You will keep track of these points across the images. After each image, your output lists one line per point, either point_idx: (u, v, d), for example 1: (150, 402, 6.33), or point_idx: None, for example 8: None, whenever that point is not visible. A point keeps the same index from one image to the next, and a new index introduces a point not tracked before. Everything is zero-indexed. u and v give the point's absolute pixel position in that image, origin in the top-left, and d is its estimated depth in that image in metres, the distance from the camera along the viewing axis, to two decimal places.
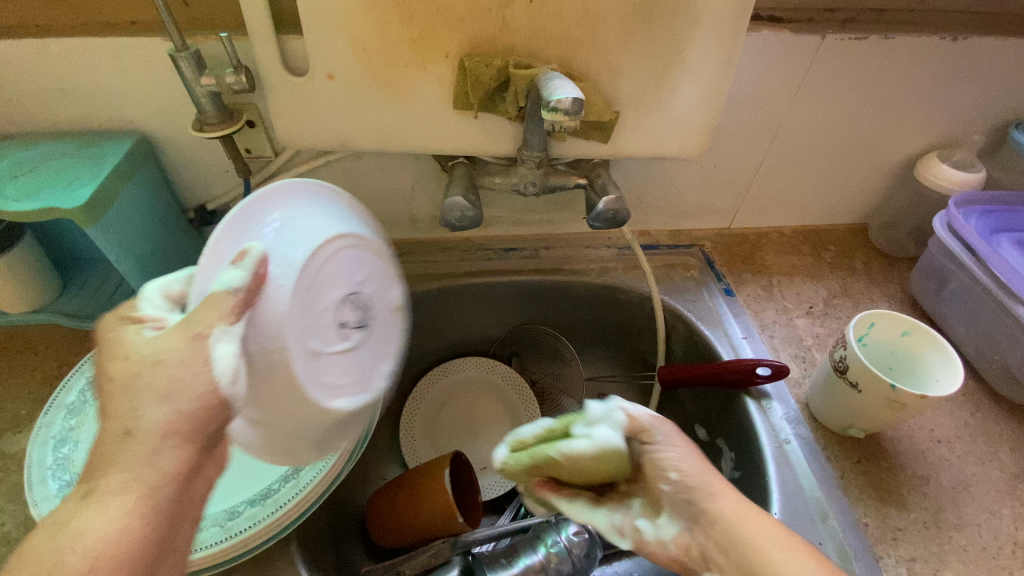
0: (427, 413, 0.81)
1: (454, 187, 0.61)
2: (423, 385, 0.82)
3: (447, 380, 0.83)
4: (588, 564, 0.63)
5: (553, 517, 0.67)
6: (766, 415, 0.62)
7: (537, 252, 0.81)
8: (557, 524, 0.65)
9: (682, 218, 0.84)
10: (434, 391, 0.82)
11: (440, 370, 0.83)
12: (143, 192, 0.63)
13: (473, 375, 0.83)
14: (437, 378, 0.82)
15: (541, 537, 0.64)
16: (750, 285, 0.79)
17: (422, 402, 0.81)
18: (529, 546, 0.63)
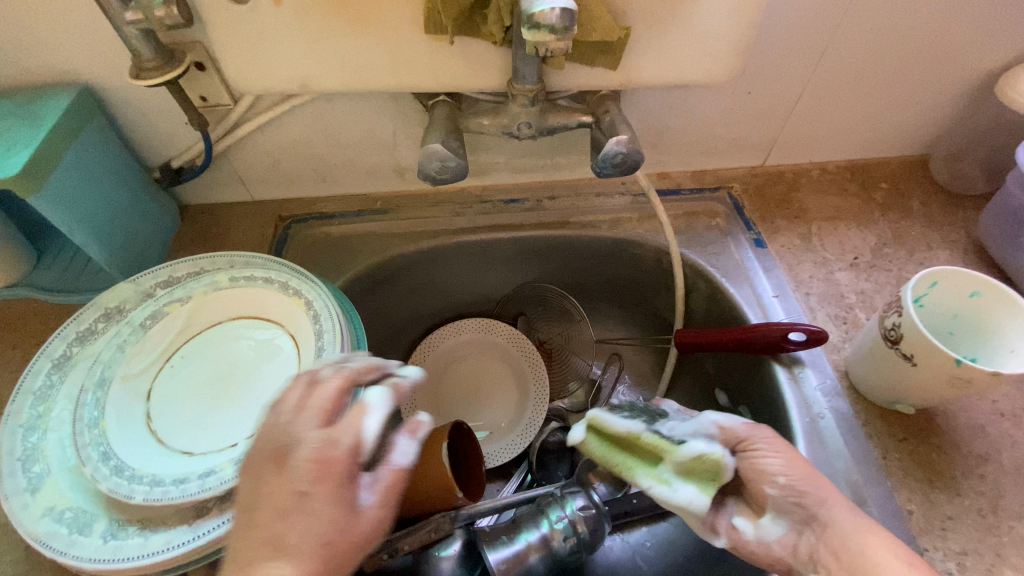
0: (428, 378, 0.76)
1: (434, 130, 0.52)
2: (422, 349, 0.76)
3: (448, 342, 0.77)
4: (594, 540, 0.60)
5: (558, 489, 0.63)
6: (798, 385, 0.56)
7: (540, 203, 0.72)
8: (563, 498, 0.62)
9: (708, 157, 0.73)
10: (434, 354, 0.77)
11: (440, 334, 0.77)
12: (95, 153, 0.56)
13: (474, 337, 0.78)
14: (438, 342, 0.77)
15: (545, 513, 0.61)
16: (785, 233, 0.69)
17: (423, 366, 0.76)
18: (533, 521, 0.60)
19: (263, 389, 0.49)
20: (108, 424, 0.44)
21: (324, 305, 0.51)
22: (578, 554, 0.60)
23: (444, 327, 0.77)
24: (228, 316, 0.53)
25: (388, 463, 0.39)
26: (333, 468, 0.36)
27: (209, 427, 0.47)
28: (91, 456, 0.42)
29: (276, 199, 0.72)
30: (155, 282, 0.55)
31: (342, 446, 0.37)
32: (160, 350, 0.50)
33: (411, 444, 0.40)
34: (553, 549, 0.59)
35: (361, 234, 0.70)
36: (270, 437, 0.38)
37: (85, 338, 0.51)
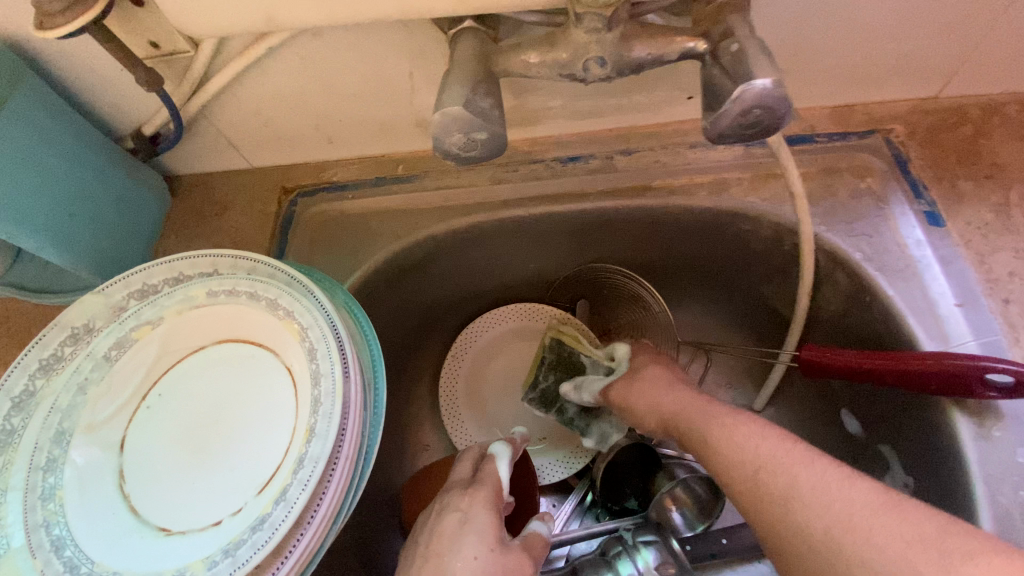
0: (468, 375, 0.63)
1: (455, 77, 0.34)
2: (463, 341, 0.63)
3: (490, 333, 0.64)
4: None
5: (628, 533, 0.51)
6: (991, 445, 0.40)
7: (610, 161, 0.53)
8: (634, 547, 0.50)
9: (859, 85, 0.50)
10: (475, 349, 0.64)
11: (480, 325, 0.63)
12: (33, 130, 0.43)
13: (517, 326, 0.64)
14: (480, 331, 0.64)
15: (611, 565, 0.50)
16: (975, 203, 0.47)
17: (462, 362, 0.63)
18: (596, 571, 0.50)
19: (252, 441, 0.38)
20: (68, 494, 0.36)
21: (321, 334, 0.38)
22: None
23: (487, 314, 0.63)
24: (213, 340, 0.42)
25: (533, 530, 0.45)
26: (481, 494, 0.41)
27: (189, 491, 0.37)
28: (44, 543, 0.34)
29: (278, 165, 0.58)
30: (128, 292, 0.42)
31: (485, 486, 0.42)
32: (132, 388, 0.40)
33: (542, 525, 0.46)
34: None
35: (381, 209, 0.55)
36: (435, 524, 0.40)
37: (51, 366, 0.40)
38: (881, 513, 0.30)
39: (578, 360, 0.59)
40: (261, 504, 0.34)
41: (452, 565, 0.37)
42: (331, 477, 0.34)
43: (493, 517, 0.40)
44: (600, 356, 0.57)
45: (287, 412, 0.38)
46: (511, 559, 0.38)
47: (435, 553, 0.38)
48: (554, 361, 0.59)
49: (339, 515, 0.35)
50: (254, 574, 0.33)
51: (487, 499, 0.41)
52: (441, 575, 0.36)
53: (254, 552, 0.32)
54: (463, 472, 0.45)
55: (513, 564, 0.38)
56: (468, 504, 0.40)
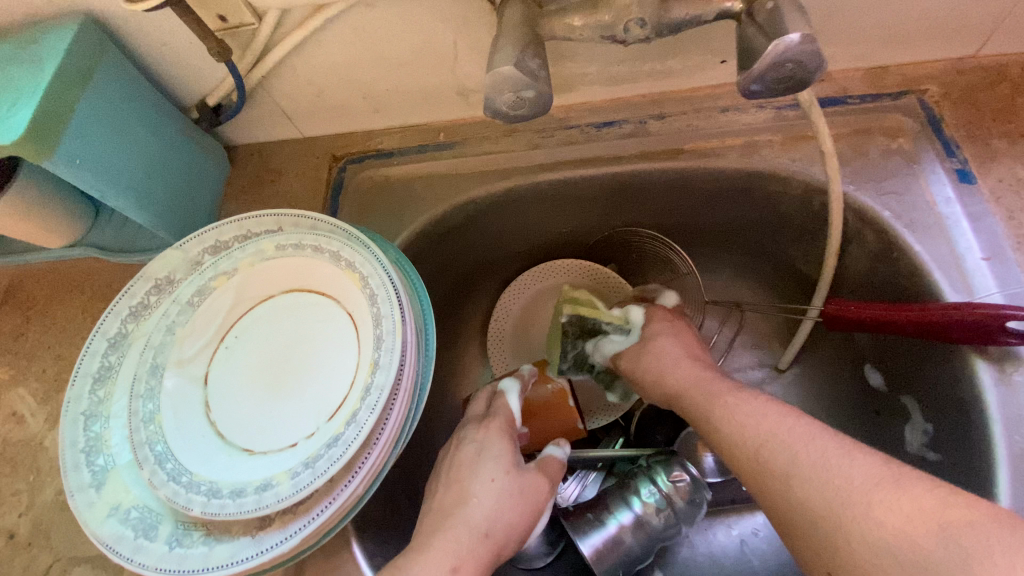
0: (518, 316, 0.67)
1: (505, 41, 0.37)
2: (518, 287, 0.66)
3: (529, 292, 0.66)
4: (692, 511, 0.54)
5: (643, 459, 0.56)
6: (1011, 389, 0.42)
7: (643, 125, 0.55)
8: (650, 468, 0.55)
9: (893, 47, 0.51)
10: (516, 305, 0.67)
11: (519, 285, 0.66)
12: (117, 99, 0.48)
13: (557, 284, 0.66)
14: (528, 283, 0.66)
15: (631, 486, 0.54)
16: (1008, 160, 0.48)
17: (514, 303, 0.67)
18: (622, 499, 0.53)
19: (319, 378, 0.43)
20: (165, 419, 0.41)
21: (381, 281, 0.41)
22: (675, 529, 0.54)
23: (529, 273, 0.66)
24: (279, 290, 0.46)
25: (548, 453, 0.50)
26: (492, 427, 0.48)
27: (266, 420, 0.42)
28: (149, 456, 0.39)
29: (327, 134, 0.62)
30: (201, 248, 0.48)
31: (497, 418, 0.49)
32: (211, 331, 0.45)
33: (557, 448, 0.51)
34: (648, 527, 0.53)
35: (424, 174, 0.59)
36: (456, 463, 0.46)
37: (139, 313, 0.47)
38: None
39: (598, 327, 0.58)
40: (333, 426, 0.38)
41: (473, 487, 0.44)
42: (394, 404, 0.38)
43: (507, 444, 0.47)
44: (613, 318, 0.57)
45: (350, 352, 0.42)
46: (526, 480, 0.45)
47: (456, 483, 0.44)
48: (573, 331, 0.58)
49: (399, 439, 0.40)
50: (329, 485, 0.37)
51: (498, 427, 0.48)
52: (463, 499, 0.43)
53: (331, 465, 0.36)
54: (478, 407, 0.52)
55: (528, 484, 0.45)
56: (482, 437, 0.47)
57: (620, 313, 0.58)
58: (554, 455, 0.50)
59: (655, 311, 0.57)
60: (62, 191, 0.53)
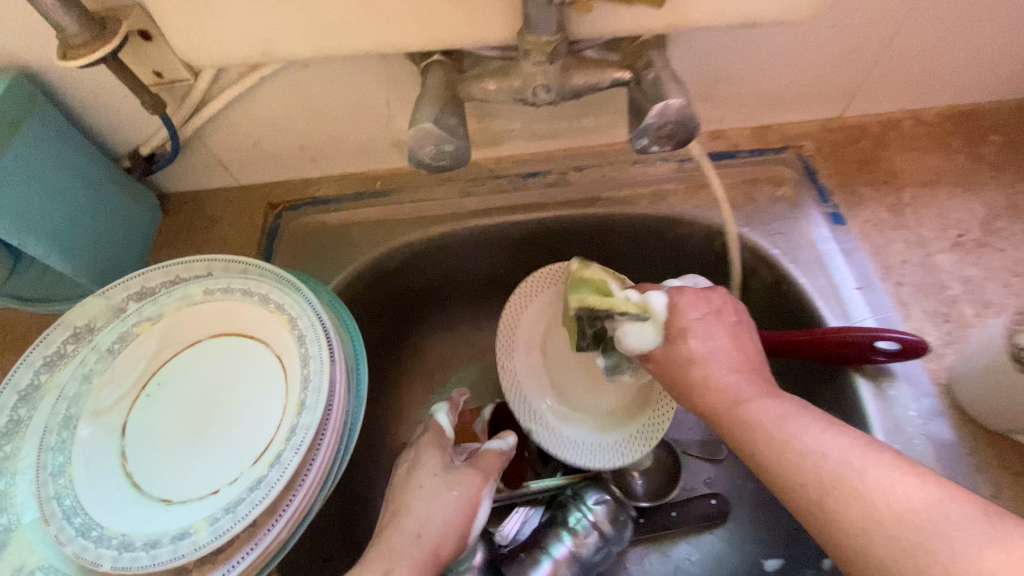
0: (529, 328, 0.60)
1: (425, 102, 0.41)
2: (512, 312, 0.59)
3: (539, 301, 0.59)
4: (620, 533, 0.55)
5: (570, 489, 0.58)
6: (886, 402, 0.45)
7: (565, 175, 0.60)
8: (577, 497, 0.56)
9: (772, 110, 0.58)
10: (536, 305, 0.60)
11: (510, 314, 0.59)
12: (43, 149, 0.48)
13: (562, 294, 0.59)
14: (529, 297, 0.59)
15: (560, 519, 0.55)
16: (871, 204, 0.55)
17: (523, 314, 0.60)
18: (554, 533, 0.54)
19: (245, 423, 0.42)
20: (76, 471, 0.39)
21: (310, 322, 0.43)
22: (606, 557, 0.55)
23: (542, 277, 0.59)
24: (206, 335, 0.46)
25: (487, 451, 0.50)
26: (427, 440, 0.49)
27: (188, 469, 0.41)
28: (56, 512, 0.37)
29: (264, 183, 0.64)
30: (126, 294, 0.48)
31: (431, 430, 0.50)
32: (133, 379, 0.44)
33: (500, 442, 0.50)
34: (581, 558, 0.54)
35: (360, 220, 0.61)
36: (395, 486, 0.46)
37: (54, 363, 0.46)
38: (778, 447, 0.35)
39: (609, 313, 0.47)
40: (256, 468, 0.38)
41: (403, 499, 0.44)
42: (320, 443, 0.38)
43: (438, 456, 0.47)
44: (629, 306, 0.46)
45: (277, 394, 0.43)
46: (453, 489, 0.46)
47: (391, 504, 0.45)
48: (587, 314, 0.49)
49: (326, 481, 0.40)
50: (250, 531, 0.37)
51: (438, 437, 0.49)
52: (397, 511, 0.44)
53: (252, 508, 0.36)
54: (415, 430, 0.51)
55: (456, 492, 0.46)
56: (414, 454, 0.48)
57: (633, 295, 0.47)
58: (494, 451, 0.49)
59: (682, 296, 0.45)
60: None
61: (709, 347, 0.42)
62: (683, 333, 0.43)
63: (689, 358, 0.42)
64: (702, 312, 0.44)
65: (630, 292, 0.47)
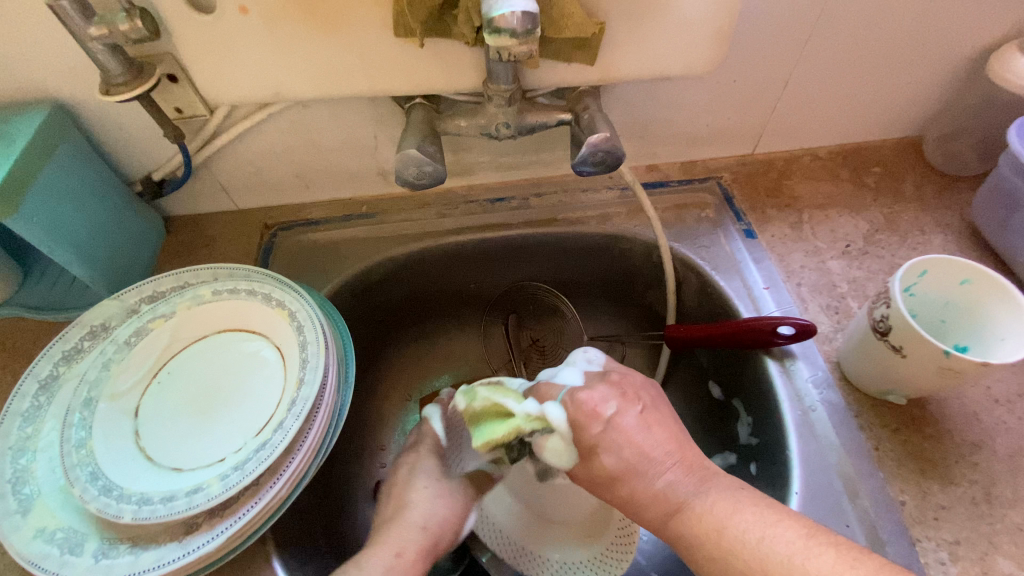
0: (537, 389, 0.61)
1: (409, 135, 0.51)
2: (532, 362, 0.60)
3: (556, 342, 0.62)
4: None
5: None
6: (789, 377, 0.55)
7: (526, 201, 0.71)
8: None
9: (695, 147, 0.71)
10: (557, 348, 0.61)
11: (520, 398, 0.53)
12: (73, 172, 0.56)
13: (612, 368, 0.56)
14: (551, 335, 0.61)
15: None
16: (777, 223, 0.67)
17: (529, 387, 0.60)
18: None
19: (248, 403, 0.49)
20: (96, 444, 0.45)
21: (307, 315, 0.50)
22: None
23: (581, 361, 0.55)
24: (212, 331, 0.53)
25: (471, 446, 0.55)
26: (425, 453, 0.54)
27: (196, 443, 0.47)
28: (80, 476, 0.42)
29: (261, 208, 0.72)
30: (139, 297, 0.55)
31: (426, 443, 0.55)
32: (145, 368, 0.50)
33: None
34: None
35: (348, 238, 0.70)
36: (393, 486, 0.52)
37: (71, 357, 0.52)
38: None
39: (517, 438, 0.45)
40: (261, 436, 0.45)
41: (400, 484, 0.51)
42: (317, 413, 0.45)
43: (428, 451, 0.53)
44: (533, 424, 0.44)
45: (277, 378, 0.49)
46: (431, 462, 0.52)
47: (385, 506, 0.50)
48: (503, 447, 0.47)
49: (320, 449, 0.46)
50: (255, 488, 0.43)
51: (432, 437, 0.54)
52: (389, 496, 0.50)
53: (258, 465, 0.42)
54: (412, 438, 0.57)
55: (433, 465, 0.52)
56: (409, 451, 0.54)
57: (531, 407, 0.45)
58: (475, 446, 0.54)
59: (576, 401, 0.45)
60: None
61: (622, 454, 0.43)
62: (594, 449, 0.44)
63: (631, 471, 0.43)
64: (635, 412, 0.45)
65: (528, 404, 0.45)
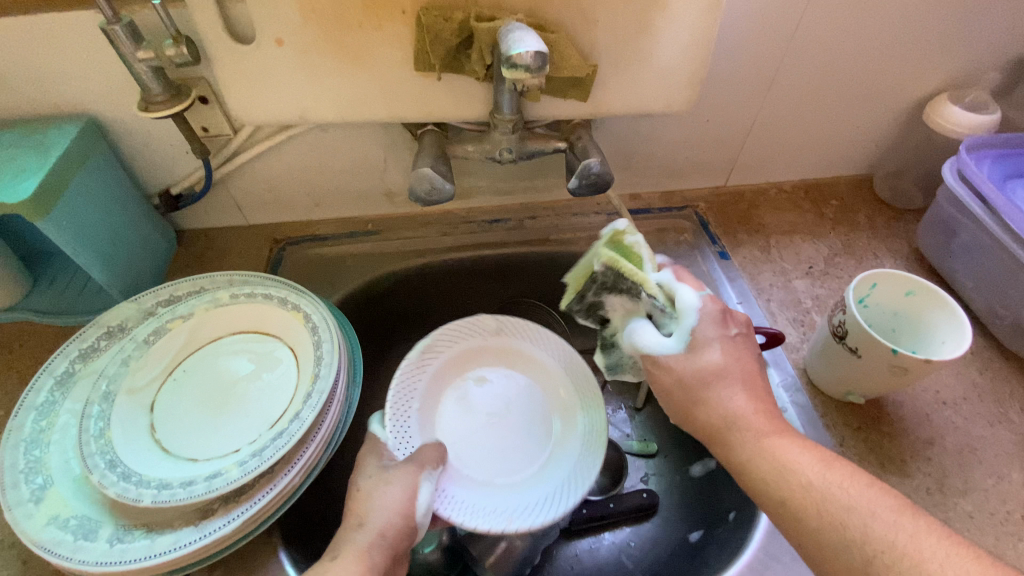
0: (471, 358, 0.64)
1: (423, 157, 0.57)
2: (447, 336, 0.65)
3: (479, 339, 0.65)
4: None
5: None
6: None
7: (521, 223, 0.76)
8: None
9: (674, 179, 0.78)
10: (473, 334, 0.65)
11: (408, 369, 0.59)
12: (99, 181, 0.59)
13: (483, 343, 0.65)
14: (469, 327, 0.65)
15: None
16: (747, 246, 0.74)
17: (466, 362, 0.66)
18: None
19: (261, 398, 0.52)
20: (114, 434, 0.47)
21: (322, 316, 0.54)
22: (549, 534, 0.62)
23: (441, 333, 0.62)
24: (227, 332, 0.56)
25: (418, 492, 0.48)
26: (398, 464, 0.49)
27: (210, 436, 0.49)
28: (98, 464, 0.44)
29: (270, 224, 0.76)
30: (156, 301, 0.58)
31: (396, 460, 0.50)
32: (162, 365, 0.53)
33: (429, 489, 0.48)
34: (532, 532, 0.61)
35: (353, 253, 0.74)
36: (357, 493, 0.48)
37: (87, 355, 0.54)
38: None
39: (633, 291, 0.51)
40: (277, 426, 0.47)
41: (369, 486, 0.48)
42: (330, 405, 0.49)
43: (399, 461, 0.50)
44: (663, 289, 0.49)
45: (290, 375, 0.52)
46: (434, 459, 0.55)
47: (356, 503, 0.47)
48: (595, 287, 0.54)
49: (331, 441, 0.49)
50: (270, 475, 0.45)
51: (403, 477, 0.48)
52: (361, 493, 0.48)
53: (275, 452, 0.45)
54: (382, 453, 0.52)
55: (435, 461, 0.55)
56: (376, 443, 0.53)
57: (666, 277, 0.50)
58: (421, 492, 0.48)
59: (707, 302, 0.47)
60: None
61: (719, 360, 0.45)
62: (698, 351, 0.45)
63: (708, 388, 0.44)
64: (733, 335, 0.46)
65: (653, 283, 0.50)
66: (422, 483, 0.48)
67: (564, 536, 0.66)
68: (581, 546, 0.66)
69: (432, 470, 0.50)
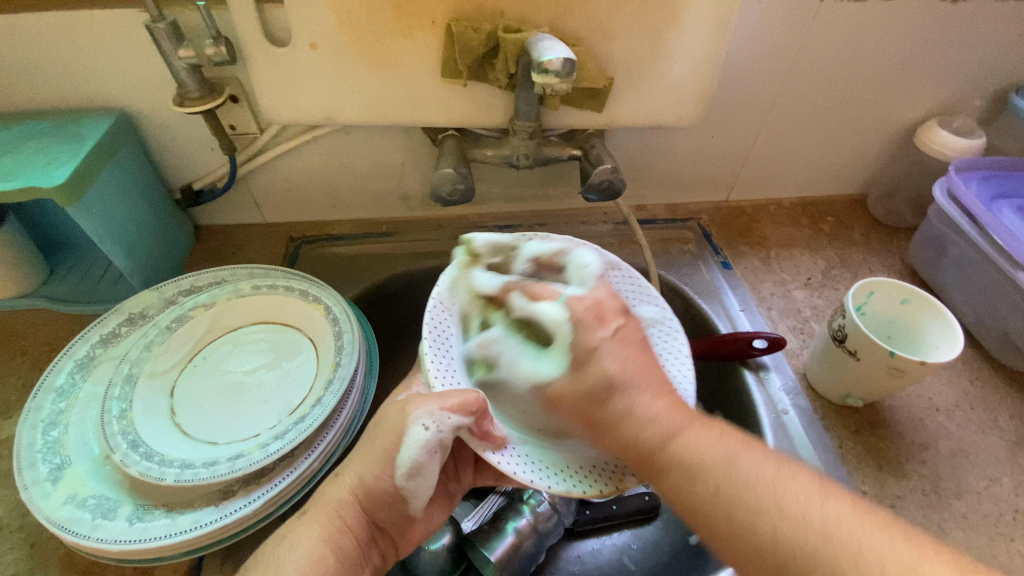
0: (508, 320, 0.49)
1: (445, 159, 0.59)
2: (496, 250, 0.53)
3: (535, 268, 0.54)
4: (569, 506, 0.62)
5: None
6: (764, 386, 0.62)
7: (531, 228, 0.79)
8: None
9: (679, 192, 0.82)
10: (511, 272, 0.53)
11: (438, 307, 0.48)
12: (126, 172, 0.61)
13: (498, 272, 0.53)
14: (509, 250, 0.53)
15: (520, 499, 0.61)
16: (748, 257, 0.77)
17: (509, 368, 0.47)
18: (514, 509, 0.60)
19: (280, 386, 0.53)
20: (136, 415, 0.48)
21: (342, 308, 0.55)
22: (553, 534, 0.61)
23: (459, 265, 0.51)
24: (246, 322, 0.57)
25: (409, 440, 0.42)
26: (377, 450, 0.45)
27: (229, 421, 0.50)
28: (121, 443, 0.45)
29: (285, 222, 0.77)
30: (177, 290, 0.59)
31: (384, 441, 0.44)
32: (183, 352, 0.54)
33: (423, 434, 0.42)
34: (539, 530, 0.59)
35: (367, 253, 0.76)
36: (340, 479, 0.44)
37: (108, 340, 0.55)
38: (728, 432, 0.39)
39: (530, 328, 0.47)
40: (298, 412, 0.49)
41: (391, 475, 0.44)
42: (350, 393, 0.50)
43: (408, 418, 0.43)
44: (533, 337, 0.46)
45: (309, 365, 0.54)
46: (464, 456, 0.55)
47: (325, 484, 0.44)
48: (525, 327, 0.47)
49: (348, 430, 0.50)
50: (289, 460, 0.46)
51: (414, 414, 0.42)
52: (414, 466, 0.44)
53: (297, 434, 0.46)
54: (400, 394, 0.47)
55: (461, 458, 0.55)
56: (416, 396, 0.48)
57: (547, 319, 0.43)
58: (410, 438, 0.42)
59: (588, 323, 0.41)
60: (20, 247, 0.61)
61: (622, 363, 0.39)
62: (595, 354, 0.40)
63: (618, 387, 0.39)
64: (639, 334, 0.42)
65: (523, 265, 0.52)
66: (414, 425, 0.42)
67: (567, 535, 0.65)
68: (584, 547, 0.65)
69: (439, 409, 0.42)
